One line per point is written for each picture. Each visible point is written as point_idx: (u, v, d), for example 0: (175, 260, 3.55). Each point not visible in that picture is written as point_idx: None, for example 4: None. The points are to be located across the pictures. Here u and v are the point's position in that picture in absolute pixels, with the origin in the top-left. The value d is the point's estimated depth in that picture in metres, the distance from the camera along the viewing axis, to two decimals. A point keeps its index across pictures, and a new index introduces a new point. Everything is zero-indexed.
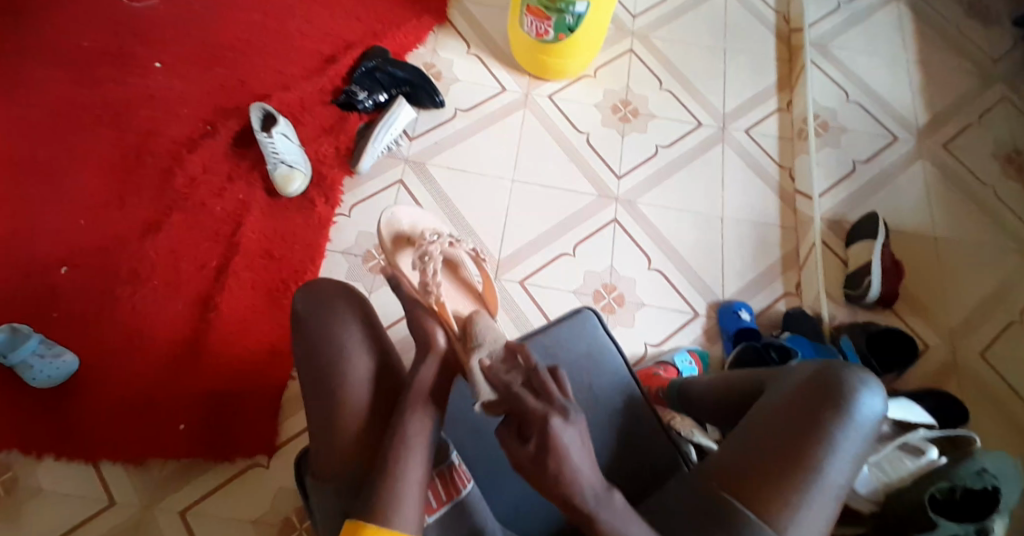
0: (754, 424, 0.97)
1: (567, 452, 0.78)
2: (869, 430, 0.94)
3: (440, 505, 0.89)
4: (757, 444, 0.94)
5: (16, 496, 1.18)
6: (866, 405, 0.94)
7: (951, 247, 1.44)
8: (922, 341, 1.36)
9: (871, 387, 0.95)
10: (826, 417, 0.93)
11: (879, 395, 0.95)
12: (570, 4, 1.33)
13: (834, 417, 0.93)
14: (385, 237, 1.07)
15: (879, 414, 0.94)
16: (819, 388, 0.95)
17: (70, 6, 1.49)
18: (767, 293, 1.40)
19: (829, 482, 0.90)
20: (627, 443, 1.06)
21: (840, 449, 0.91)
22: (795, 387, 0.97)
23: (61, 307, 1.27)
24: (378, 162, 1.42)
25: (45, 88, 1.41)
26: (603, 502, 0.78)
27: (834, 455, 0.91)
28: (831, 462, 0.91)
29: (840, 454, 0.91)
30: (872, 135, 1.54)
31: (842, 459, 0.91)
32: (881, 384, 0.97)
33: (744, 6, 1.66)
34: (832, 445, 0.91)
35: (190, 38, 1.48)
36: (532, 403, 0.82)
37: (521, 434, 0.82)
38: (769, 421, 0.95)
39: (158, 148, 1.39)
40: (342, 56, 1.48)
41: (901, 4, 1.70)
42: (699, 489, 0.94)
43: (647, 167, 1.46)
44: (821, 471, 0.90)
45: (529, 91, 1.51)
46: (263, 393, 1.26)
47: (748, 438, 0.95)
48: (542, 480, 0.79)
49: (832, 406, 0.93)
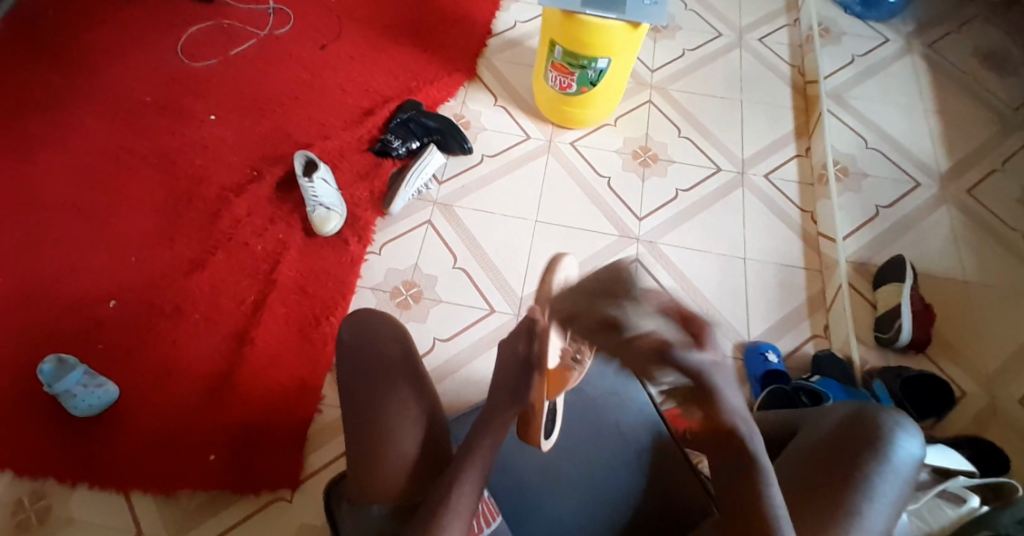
0: (788, 468, 0.94)
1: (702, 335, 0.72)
2: (910, 475, 0.90)
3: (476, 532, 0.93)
4: (793, 491, 0.91)
5: (50, 523, 1.21)
6: (904, 449, 0.91)
7: (984, 291, 1.42)
8: (958, 387, 1.32)
9: (908, 430, 0.92)
10: (864, 461, 0.90)
11: (918, 438, 0.92)
12: (592, 60, 1.42)
13: (871, 461, 0.90)
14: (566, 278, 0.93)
15: (917, 458, 0.91)
16: (855, 433, 0.92)
17: (136, 68, 1.65)
18: (794, 334, 1.39)
19: (869, 527, 0.87)
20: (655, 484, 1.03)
21: (880, 496, 0.88)
22: (831, 431, 0.95)
23: (106, 339, 1.34)
24: (409, 204, 1.49)
25: (110, 141, 1.54)
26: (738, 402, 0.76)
27: (872, 500, 0.88)
28: (870, 508, 0.88)
29: (879, 503, 0.88)
30: (893, 180, 1.56)
31: (881, 506, 0.88)
32: (918, 428, 0.93)
33: (759, 61, 1.74)
34: (870, 489, 0.88)
35: (242, 95, 1.62)
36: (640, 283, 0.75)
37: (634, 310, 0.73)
38: (804, 466, 0.93)
39: (207, 193, 1.49)
40: (379, 109, 1.59)
41: (915, 58, 1.75)
42: None
43: (668, 210, 1.50)
44: (862, 516, 0.87)
45: (552, 139, 1.59)
46: (291, 428, 1.29)
47: (783, 484, 0.93)
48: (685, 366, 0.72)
49: (869, 451, 0.90)
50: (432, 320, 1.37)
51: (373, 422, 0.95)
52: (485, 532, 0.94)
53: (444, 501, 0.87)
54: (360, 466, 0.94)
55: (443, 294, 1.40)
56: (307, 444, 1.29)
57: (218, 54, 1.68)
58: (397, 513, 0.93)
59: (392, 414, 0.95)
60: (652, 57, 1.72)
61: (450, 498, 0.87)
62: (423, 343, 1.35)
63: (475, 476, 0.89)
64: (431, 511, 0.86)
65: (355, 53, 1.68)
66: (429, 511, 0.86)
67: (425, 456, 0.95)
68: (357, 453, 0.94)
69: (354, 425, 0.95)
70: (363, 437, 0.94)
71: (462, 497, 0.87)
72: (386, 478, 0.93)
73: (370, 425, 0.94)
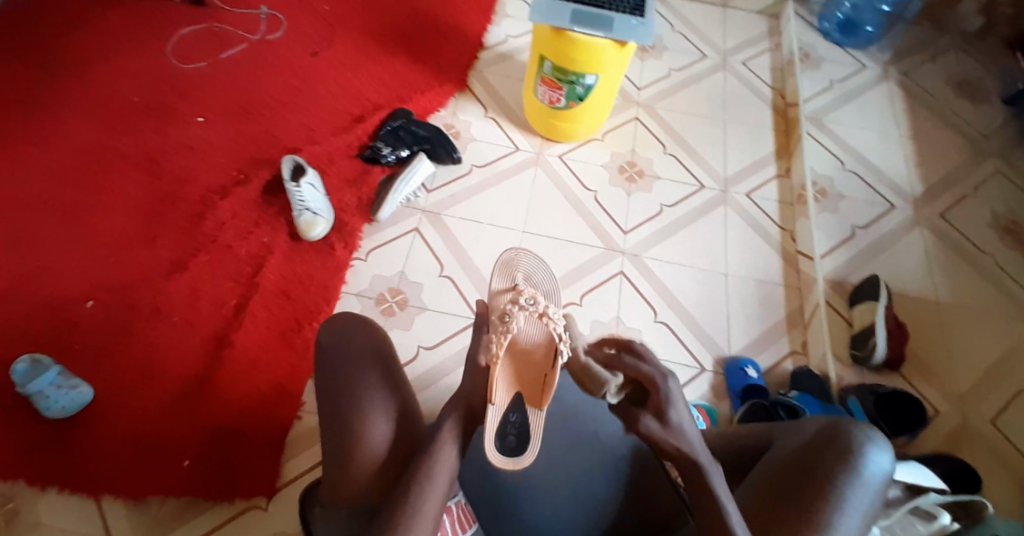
0: (762, 481, 0.96)
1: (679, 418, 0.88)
2: (878, 489, 0.92)
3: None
4: (767, 501, 0.93)
5: (16, 527, 1.17)
6: (874, 463, 0.93)
7: (956, 311, 1.46)
8: (930, 405, 1.35)
9: (878, 444, 0.94)
10: (835, 474, 0.91)
11: (888, 453, 0.94)
12: (580, 76, 1.45)
13: (841, 473, 0.91)
14: (495, 284, 1.00)
15: (886, 473, 0.93)
16: (825, 447, 0.94)
17: (123, 67, 1.64)
18: (772, 349, 1.42)
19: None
20: (635, 490, 1.03)
21: (850, 508, 0.90)
22: (803, 444, 0.97)
23: (82, 340, 1.31)
24: (395, 211, 1.49)
25: (93, 139, 1.53)
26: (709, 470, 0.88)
27: (840, 511, 0.90)
28: (839, 520, 0.89)
29: (849, 515, 0.90)
30: (869, 202, 1.60)
31: (851, 519, 0.90)
32: (888, 443, 0.95)
33: (742, 83, 1.79)
34: (839, 500, 0.90)
35: (231, 98, 1.62)
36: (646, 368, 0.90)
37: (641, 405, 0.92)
38: (776, 480, 0.95)
39: (192, 194, 1.48)
40: (369, 116, 1.60)
41: (891, 84, 1.82)
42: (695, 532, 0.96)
43: (653, 224, 1.53)
44: (830, 526, 0.89)
45: (541, 151, 1.61)
46: (268, 435, 1.27)
47: (757, 494, 0.95)
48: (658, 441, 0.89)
49: (839, 463, 0.92)
50: (416, 328, 1.37)
51: (345, 424, 0.94)
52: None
53: (407, 502, 0.87)
54: (335, 467, 0.94)
55: (429, 302, 1.40)
56: (286, 451, 1.27)
57: (208, 56, 1.68)
58: (364, 513, 0.93)
59: (367, 417, 0.94)
60: (638, 75, 1.76)
61: (414, 498, 0.87)
62: (408, 350, 1.35)
63: (444, 475, 0.90)
64: (396, 510, 0.86)
65: (347, 61, 1.69)
66: (394, 509, 0.87)
67: (398, 457, 0.95)
68: (333, 455, 0.94)
69: (328, 426, 0.95)
70: (337, 437, 0.94)
71: (427, 495, 0.88)
72: (358, 479, 0.93)
73: (348, 428, 0.94)
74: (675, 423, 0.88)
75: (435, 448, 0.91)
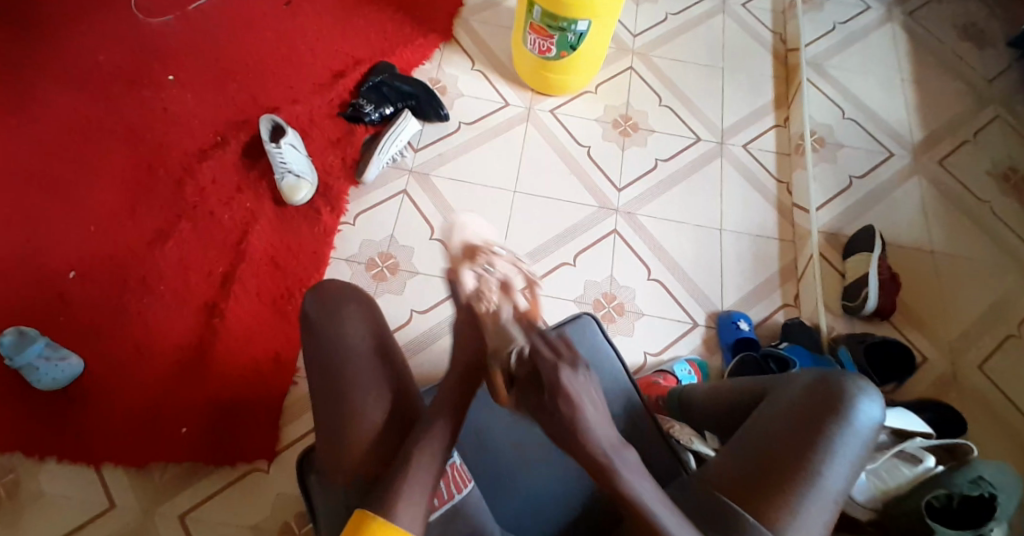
0: (752, 434, 0.94)
1: (576, 399, 0.80)
2: (868, 437, 0.91)
3: (443, 503, 0.89)
4: (755, 452, 0.91)
5: (18, 499, 1.18)
6: (865, 413, 0.92)
7: (950, 260, 1.46)
8: (919, 354, 1.36)
9: (869, 395, 0.93)
10: (825, 425, 0.90)
11: (878, 402, 0.93)
12: (572, 23, 1.37)
13: (832, 425, 0.90)
14: (452, 245, 0.96)
15: (878, 421, 0.92)
16: (817, 399, 0.93)
17: (87, 22, 1.55)
18: (766, 304, 1.41)
19: (828, 487, 0.88)
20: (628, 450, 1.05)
21: (840, 456, 0.89)
22: (795, 395, 0.95)
23: (69, 311, 1.28)
24: (383, 173, 1.45)
25: (61, 101, 1.46)
26: (623, 457, 0.81)
27: (831, 461, 0.89)
28: (829, 470, 0.88)
29: (839, 464, 0.89)
30: (868, 151, 1.57)
31: (841, 467, 0.89)
32: (879, 392, 0.94)
33: (741, 26, 1.71)
34: (830, 450, 0.89)
35: (203, 54, 1.54)
36: (547, 352, 0.82)
37: (534, 385, 0.83)
38: (769, 431, 0.92)
39: (169, 159, 1.42)
40: (350, 72, 1.53)
41: (895, 26, 1.75)
42: (696, 495, 0.92)
43: (647, 181, 1.49)
44: (821, 477, 0.88)
45: (531, 106, 1.55)
46: (264, 401, 1.27)
47: (746, 444, 0.93)
48: (561, 429, 0.81)
49: (829, 416, 0.91)
50: (408, 292, 1.35)
51: (339, 399, 0.91)
52: (454, 500, 0.90)
53: (413, 472, 0.85)
54: (332, 445, 0.91)
55: (420, 265, 1.38)
56: (283, 415, 1.27)
57: (177, 9, 1.59)
58: (361, 485, 0.90)
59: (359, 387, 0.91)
60: (633, 21, 1.68)
61: (409, 466, 0.85)
62: (401, 315, 1.33)
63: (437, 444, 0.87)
64: (392, 484, 0.84)
65: (326, 12, 1.60)
66: (389, 483, 0.84)
67: (399, 434, 0.92)
68: (329, 428, 0.91)
69: (325, 403, 0.92)
70: (334, 412, 0.91)
71: (425, 466, 0.85)
72: (353, 453, 0.90)
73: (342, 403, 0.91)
74: (570, 415, 0.80)
75: (429, 421, 0.89)
